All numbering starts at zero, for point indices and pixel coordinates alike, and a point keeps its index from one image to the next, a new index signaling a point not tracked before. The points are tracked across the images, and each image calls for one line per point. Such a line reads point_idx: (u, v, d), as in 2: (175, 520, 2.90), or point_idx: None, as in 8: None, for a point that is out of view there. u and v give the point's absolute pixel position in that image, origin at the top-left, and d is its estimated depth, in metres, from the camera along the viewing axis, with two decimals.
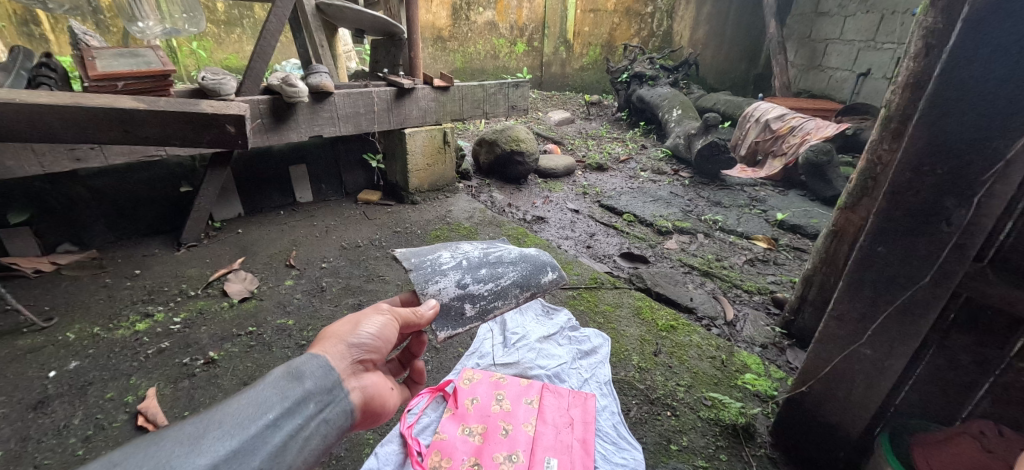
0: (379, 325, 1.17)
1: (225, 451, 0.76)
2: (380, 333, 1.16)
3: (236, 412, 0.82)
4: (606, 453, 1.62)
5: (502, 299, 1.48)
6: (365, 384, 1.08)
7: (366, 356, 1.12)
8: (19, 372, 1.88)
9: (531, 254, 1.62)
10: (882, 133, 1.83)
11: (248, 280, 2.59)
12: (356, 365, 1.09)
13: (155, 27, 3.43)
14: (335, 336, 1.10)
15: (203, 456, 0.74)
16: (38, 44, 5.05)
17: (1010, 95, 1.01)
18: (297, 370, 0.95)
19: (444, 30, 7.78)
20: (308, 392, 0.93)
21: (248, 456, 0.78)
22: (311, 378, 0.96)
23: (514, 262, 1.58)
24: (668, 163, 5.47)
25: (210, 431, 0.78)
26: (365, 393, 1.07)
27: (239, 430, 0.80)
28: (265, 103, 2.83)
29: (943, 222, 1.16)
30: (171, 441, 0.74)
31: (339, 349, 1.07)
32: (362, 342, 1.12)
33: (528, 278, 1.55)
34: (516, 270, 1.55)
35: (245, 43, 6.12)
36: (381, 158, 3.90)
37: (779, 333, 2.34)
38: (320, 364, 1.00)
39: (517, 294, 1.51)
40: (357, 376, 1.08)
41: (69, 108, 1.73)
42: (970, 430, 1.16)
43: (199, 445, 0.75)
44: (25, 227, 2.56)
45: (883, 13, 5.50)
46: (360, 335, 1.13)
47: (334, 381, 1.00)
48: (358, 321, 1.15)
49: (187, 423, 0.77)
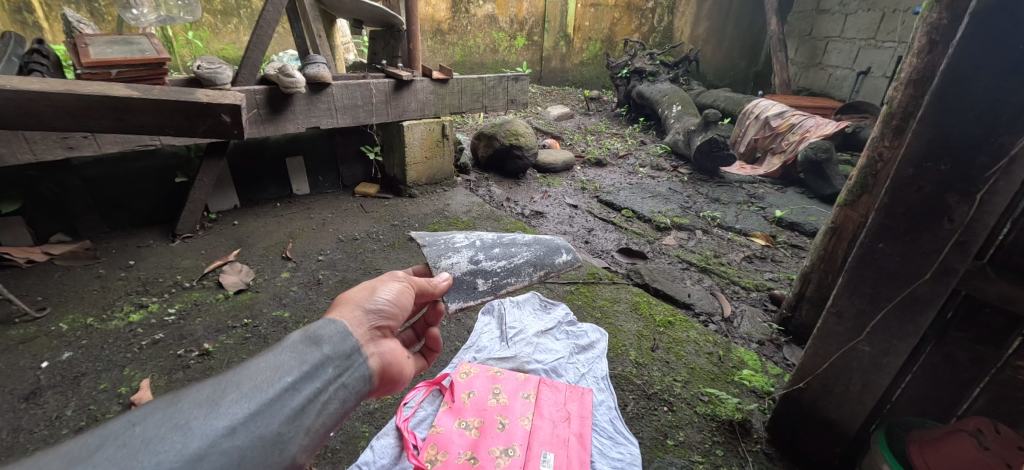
0: (395, 292, 1.14)
1: (244, 413, 0.73)
2: (397, 299, 1.13)
3: (253, 376, 0.78)
4: (604, 448, 1.61)
5: (515, 276, 1.47)
6: (383, 351, 1.04)
7: (383, 323, 1.09)
8: (10, 362, 1.86)
9: (544, 238, 1.63)
10: (884, 130, 1.83)
11: (243, 272, 2.57)
12: (373, 331, 1.05)
13: (149, 15, 3.64)
14: (353, 302, 1.07)
15: (221, 419, 0.71)
16: (31, 31, 4.97)
17: (1016, 91, 1.00)
18: (315, 334, 0.92)
19: (443, 22, 7.67)
20: (327, 356, 0.89)
21: (265, 419, 0.74)
22: (329, 343, 0.92)
23: (527, 244, 1.59)
24: (668, 159, 5.43)
25: (227, 394, 0.74)
26: (383, 359, 1.02)
27: (257, 392, 0.77)
28: (262, 94, 2.79)
29: (945, 219, 1.15)
30: (188, 402, 0.71)
31: (356, 315, 1.04)
32: (378, 308, 1.09)
33: (541, 258, 1.55)
34: (530, 251, 1.56)
35: (242, 33, 6.05)
36: (379, 151, 3.86)
37: (776, 330, 2.33)
38: (338, 329, 0.96)
39: (530, 272, 1.50)
40: (376, 342, 1.04)
41: (61, 95, 1.70)
42: (967, 427, 1.14)
43: (217, 407, 0.72)
44: (16, 217, 2.52)
45: (883, 12, 5.48)
46: (377, 301, 1.09)
47: (353, 346, 0.96)
48: (374, 288, 1.12)
49: (206, 384, 0.74)
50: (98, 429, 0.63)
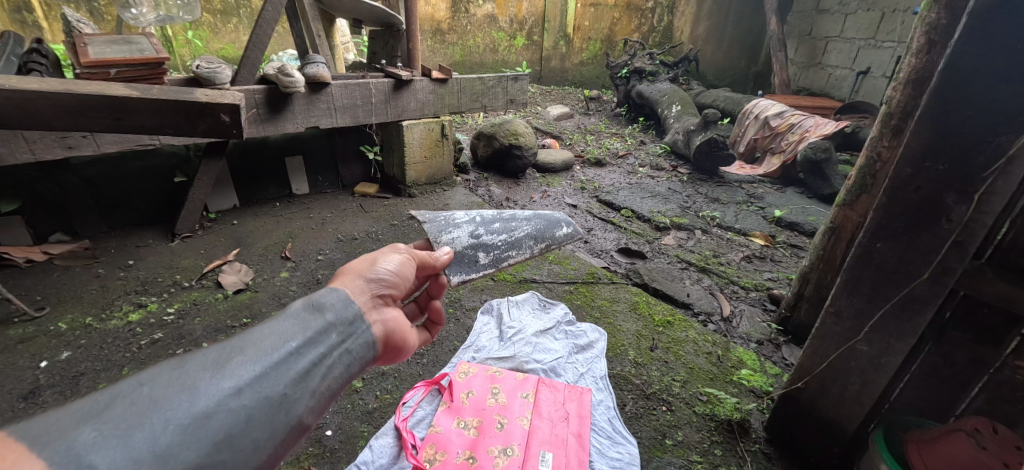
0: (397, 262, 1.13)
1: (249, 375, 0.74)
2: (399, 270, 1.12)
3: (258, 340, 0.79)
4: (602, 447, 1.61)
5: (516, 249, 1.50)
6: (386, 319, 1.03)
7: (385, 291, 1.08)
8: (9, 362, 1.86)
9: (544, 211, 1.64)
10: (882, 129, 1.83)
11: (242, 271, 2.57)
12: (375, 299, 1.04)
13: (148, 14, 3.64)
14: (354, 272, 1.05)
15: (227, 380, 0.72)
16: (31, 31, 4.97)
17: (1014, 90, 1.00)
18: (318, 302, 0.92)
19: (443, 22, 7.66)
20: (330, 323, 0.90)
21: (270, 382, 0.75)
22: (332, 310, 0.93)
23: (527, 217, 1.59)
24: (668, 159, 5.42)
25: (233, 357, 0.75)
26: (386, 327, 1.02)
27: (262, 356, 0.77)
28: (261, 93, 2.79)
29: (943, 218, 1.15)
30: (195, 364, 0.72)
31: (358, 284, 1.03)
32: (380, 277, 1.08)
33: (541, 232, 1.58)
34: (530, 225, 1.57)
35: (242, 33, 6.05)
36: (378, 151, 3.85)
37: (775, 330, 2.33)
38: (340, 297, 0.96)
39: (531, 245, 1.53)
40: (378, 310, 1.03)
41: (59, 95, 1.69)
42: (965, 427, 1.14)
43: (224, 369, 0.73)
44: (15, 217, 2.52)
45: (883, 12, 5.47)
46: (378, 271, 1.08)
47: (356, 313, 0.96)
48: (375, 258, 1.11)
49: (212, 349, 0.75)
50: (109, 389, 0.64)
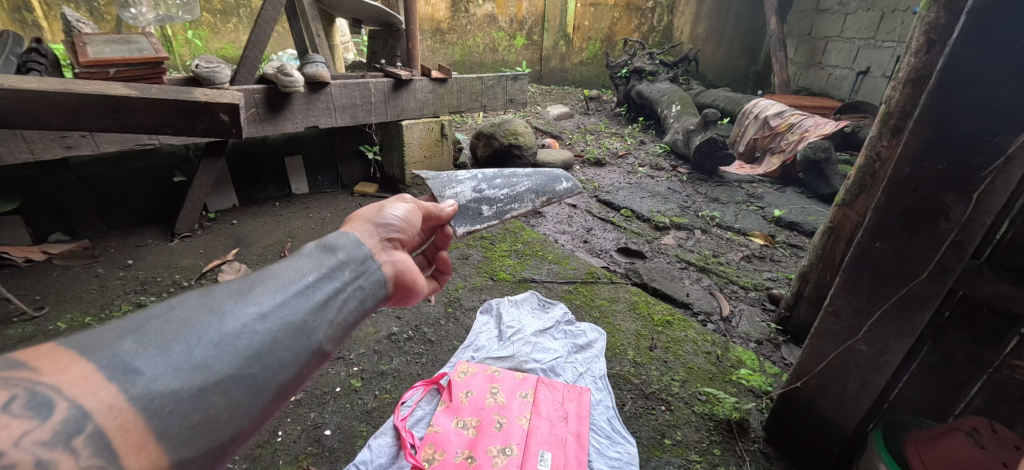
0: (403, 210, 1.19)
1: (271, 302, 0.80)
2: (405, 217, 1.18)
3: (276, 275, 0.85)
4: (601, 447, 1.61)
5: (518, 203, 1.54)
6: (396, 260, 1.10)
7: (394, 236, 1.14)
8: None
9: (544, 168, 1.68)
10: (882, 129, 1.82)
11: (242, 271, 2.57)
12: (385, 242, 1.11)
13: (148, 14, 3.64)
14: (363, 218, 1.12)
15: (251, 306, 0.78)
16: (30, 30, 4.97)
17: (1013, 90, 1.00)
18: (330, 244, 0.98)
19: (443, 22, 7.66)
20: (342, 261, 0.96)
21: (291, 308, 0.81)
22: (343, 250, 0.99)
23: (527, 174, 1.62)
24: (668, 159, 5.42)
25: (255, 287, 0.81)
26: (396, 267, 1.09)
27: (281, 287, 0.83)
28: (260, 93, 2.79)
29: (942, 218, 1.15)
30: (221, 292, 0.77)
31: (367, 227, 1.09)
32: (389, 223, 1.14)
33: (542, 186, 1.62)
34: (530, 181, 1.61)
35: (241, 33, 6.06)
36: (378, 150, 3.85)
37: (774, 330, 2.33)
38: (351, 239, 1.02)
39: (533, 198, 1.57)
40: (388, 252, 1.10)
41: (59, 94, 1.69)
42: (963, 427, 1.14)
43: (247, 297, 0.79)
44: (15, 216, 2.52)
45: (883, 12, 5.47)
46: (386, 217, 1.14)
47: (366, 253, 1.02)
48: (382, 206, 1.17)
49: (235, 281, 0.81)
50: (145, 309, 0.70)
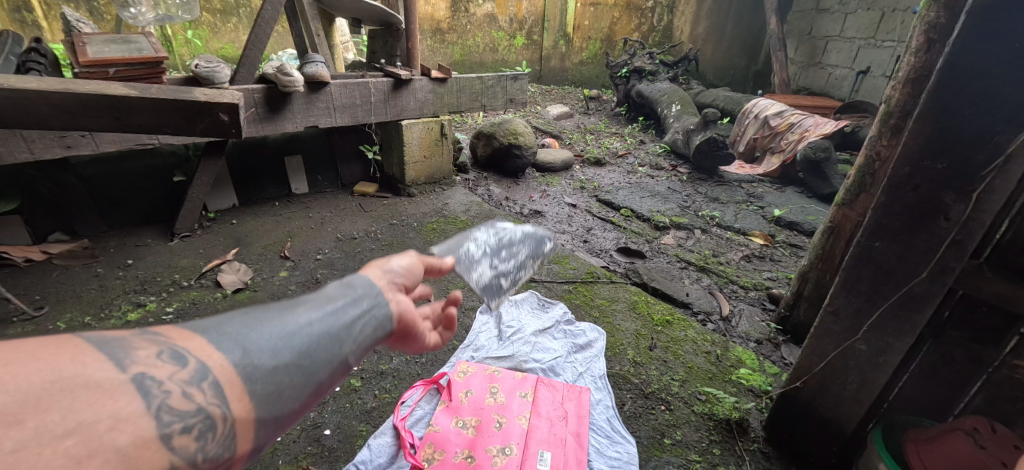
0: (407, 260, 1.14)
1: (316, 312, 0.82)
2: (409, 266, 1.13)
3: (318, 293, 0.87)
4: (601, 447, 1.62)
5: (524, 269, 1.61)
6: (401, 301, 1.02)
7: (398, 283, 1.07)
8: None
9: (530, 229, 1.75)
10: (882, 128, 1.82)
11: (241, 270, 2.56)
12: (391, 285, 1.04)
13: (147, 13, 3.63)
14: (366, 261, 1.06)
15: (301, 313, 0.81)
16: (30, 30, 4.97)
17: (1013, 88, 0.99)
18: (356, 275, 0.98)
19: (442, 21, 7.66)
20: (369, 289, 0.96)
21: (332, 319, 0.83)
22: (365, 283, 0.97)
23: (522, 239, 1.68)
24: (667, 158, 5.42)
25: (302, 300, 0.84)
26: (402, 308, 1.01)
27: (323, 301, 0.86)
28: (260, 92, 2.79)
29: (941, 217, 1.14)
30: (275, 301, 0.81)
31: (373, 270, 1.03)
32: (394, 270, 1.08)
33: (536, 249, 1.70)
34: (527, 246, 1.68)
35: (241, 32, 6.06)
36: (378, 150, 3.85)
37: (774, 329, 2.33)
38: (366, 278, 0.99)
39: (534, 263, 1.65)
40: (394, 293, 1.03)
41: (58, 94, 1.69)
42: (963, 426, 1.14)
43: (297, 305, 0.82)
44: (14, 216, 2.52)
45: (883, 11, 5.47)
46: (391, 264, 1.09)
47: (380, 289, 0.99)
48: (386, 254, 1.12)
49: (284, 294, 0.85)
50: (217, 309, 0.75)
